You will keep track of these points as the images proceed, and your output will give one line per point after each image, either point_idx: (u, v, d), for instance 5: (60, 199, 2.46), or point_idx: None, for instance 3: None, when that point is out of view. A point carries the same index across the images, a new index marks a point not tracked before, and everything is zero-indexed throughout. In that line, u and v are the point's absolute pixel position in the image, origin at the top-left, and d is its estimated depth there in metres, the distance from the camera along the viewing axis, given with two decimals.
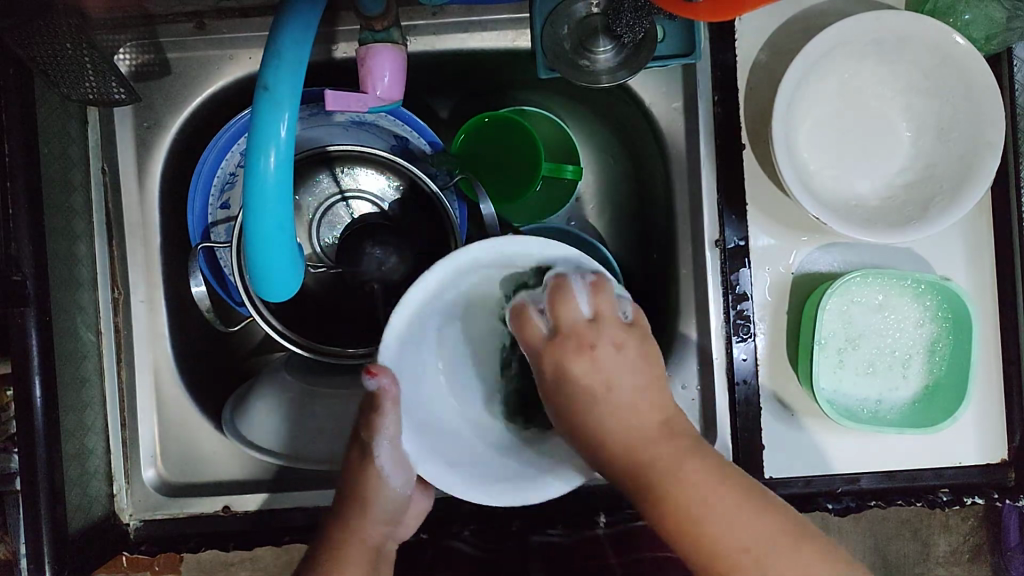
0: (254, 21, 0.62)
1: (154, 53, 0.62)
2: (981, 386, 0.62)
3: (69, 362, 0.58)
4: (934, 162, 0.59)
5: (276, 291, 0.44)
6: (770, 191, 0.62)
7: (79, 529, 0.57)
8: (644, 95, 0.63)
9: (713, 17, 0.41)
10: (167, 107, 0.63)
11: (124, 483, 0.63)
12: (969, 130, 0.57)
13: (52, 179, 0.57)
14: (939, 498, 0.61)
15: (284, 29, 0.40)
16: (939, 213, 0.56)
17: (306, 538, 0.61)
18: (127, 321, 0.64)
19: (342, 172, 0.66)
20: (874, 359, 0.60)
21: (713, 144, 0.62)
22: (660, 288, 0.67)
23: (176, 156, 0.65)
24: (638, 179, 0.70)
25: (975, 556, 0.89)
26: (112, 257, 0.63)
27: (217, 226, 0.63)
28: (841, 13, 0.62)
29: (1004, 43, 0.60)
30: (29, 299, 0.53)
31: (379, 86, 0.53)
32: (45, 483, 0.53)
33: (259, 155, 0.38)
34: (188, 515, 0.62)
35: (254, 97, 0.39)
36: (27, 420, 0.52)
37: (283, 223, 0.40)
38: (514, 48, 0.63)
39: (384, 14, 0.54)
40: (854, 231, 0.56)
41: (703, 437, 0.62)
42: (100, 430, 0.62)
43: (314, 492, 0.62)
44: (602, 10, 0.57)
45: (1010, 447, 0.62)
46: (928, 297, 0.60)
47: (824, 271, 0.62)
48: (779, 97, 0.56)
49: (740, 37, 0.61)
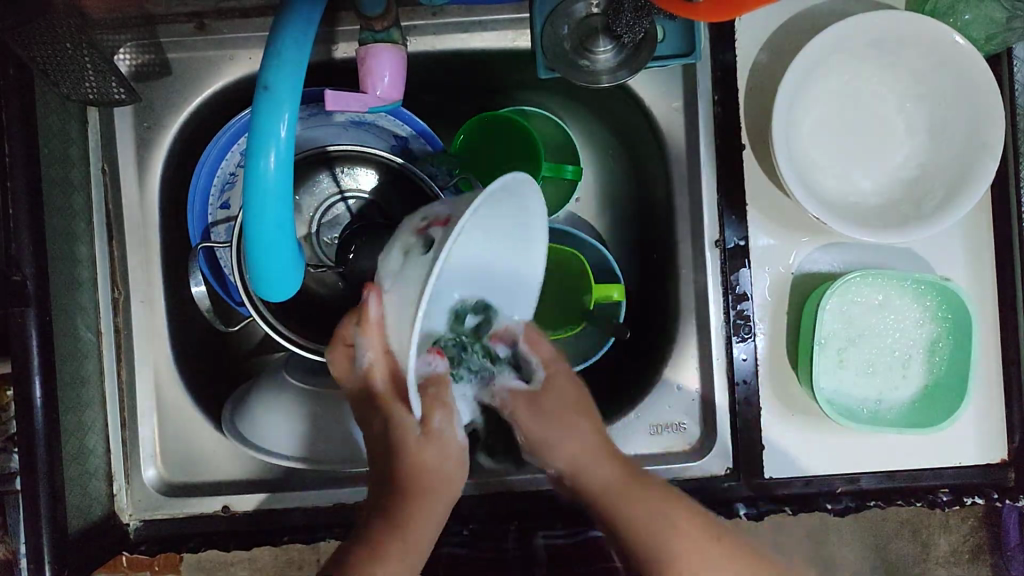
0: (254, 21, 0.62)
1: (154, 53, 0.62)
2: (981, 386, 0.62)
3: (69, 362, 0.58)
4: (934, 162, 0.59)
5: (277, 291, 0.44)
6: (771, 191, 0.62)
7: (79, 529, 0.57)
8: (644, 95, 0.63)
9: (712, 17, 0.41)
10: (167, 106, 0.63)
11: (124, 483, 0.63)
12: (972, 128, 0.57)
13: (53, 178, 0.57)
14: (939, 498, 0.61)
15: (284, 30, 0.40)
16: (942, 213, 0.56)
17: (306, 538, 0.61)
18: (127, 321, 0.64)
19: (342, 172, 0.66)
20: (873, 359, 0.60)
21: (713, 144, 0.62)
22: (659, 288, 0.67)
23: (177, 155, 0.65)
24: (638, 179, 0.69)
25: (975, 556, 0.89)
26: (112, 257, 0.63)
27: (217, 226, 0.63)
28: (841, 14, 0.62)
29: (1004, 43, 0.60)
30: (30, 298, 0.53)
31: (379, 85, 0.53)
32: (45, 482, 0.53)
33: (259, 154, 0.38)
34: (188, 515, 0.62)
35: (255, 97, 0.39)
36: (27, 420, 0.52)
37: (284, 223, 0.40)
38: (514, 49, 0.63)
39: (384, 14, 0.54)
40: (856, 231, 0.56)
41: (703, 437, 0.63)
42: (100, 430, 0.62)
43: (312, 492, 0.63)
44: (602, 10, 0.57)
45: (1010, 446, 0.62)
46: (928, 298, 0.60)
47: (824, 272, 0.62)
48: (779, 98, 0.56)
49: (740, 37, 0.61)
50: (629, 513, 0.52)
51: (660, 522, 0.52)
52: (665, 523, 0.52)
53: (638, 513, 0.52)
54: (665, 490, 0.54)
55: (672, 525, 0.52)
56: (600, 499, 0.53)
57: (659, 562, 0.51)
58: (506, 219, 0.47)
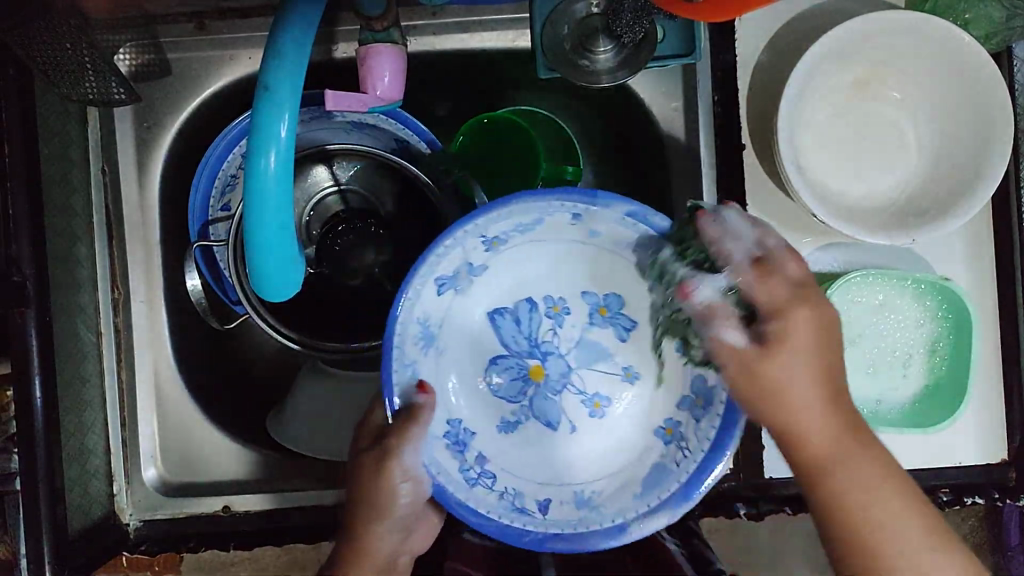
0: (255, 21, 0.62)
1: (155, 53, 0.62)
2: (981, 386, 0.62)
3: (69, 362, 0.58)
4: (941, 166, 0.59)
5: (276, 293, 0.44)
6: (771, 192, 0.62)
7: (79, 528, 0.57)
8: (644, 95, 0.64)
9: (711, 17, 0.41)
10: (167, 106, 0.63)
11: (125, 483, 0.63)
12: (979, 126, 0.57)
13: (53, 179, 0.57)
14: (939, 498, 0.61)
15: (285, 29, 0.40)
16: (959, 208, 0.56)
17: (305, 538, 0.61)
18: (127, 321, 0.64)
19: (337, 167, 0.66)
20: (873, 359, 0.60)
21: (712, 144, 0.62)
22: None
23: (177, 155, 0.65)
24: (638, 179, 0.69)
25: (976, 557, 0.89)
26: (112, 256, 0.63)
27: (216, 225, 0.63)
28: (840, 12, 0.61)
29: (1004, 42, 0.60)
30: (30, 299, 0.53)
31: (378, 85, 0.53)
32: (45, 482, 0.53)
33: (259, 155, 0.39)
34: (187, 514, 0.62)
35: (255, 98, 0.39)
36: (26, 420, 0.52)
37: (284, 223, 0.40)
38: (513, 48, 0.63)
39: (384, 14, 0.54)
40: (867, 235, 0.55)
41: None
42: (100, 430, 0.62)
43: (305, 492, 0.63)
44: (602, 10, 0.57)
45: (1010, 447, 0.62)
46: (928, 298, 0.60)
47: (824, 272, 0.62)
48: (788, 92, 0.55)
49: (740, 36, 0.61)
50: (862, 502, 0.45)
51: (850, 455, 0.45)
52: (863, 449, 0.45)
53: (856, 465, 0.45)
54: (853, 423, 0.45)
55: (891, 517, 0.45)
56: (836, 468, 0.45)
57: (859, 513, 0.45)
58: (906, 36, 0.57)
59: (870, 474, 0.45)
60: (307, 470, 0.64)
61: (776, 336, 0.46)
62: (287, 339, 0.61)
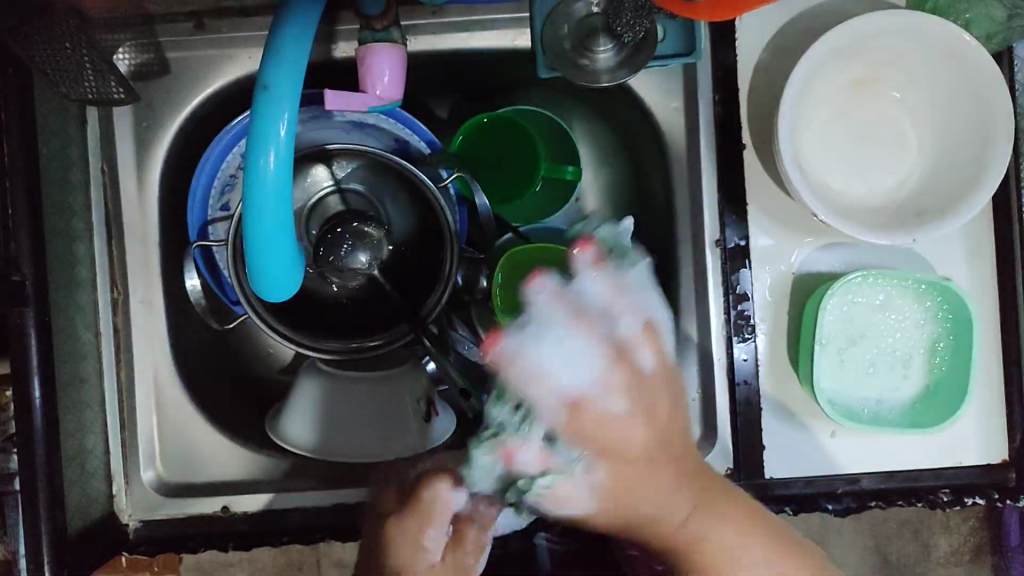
0: (254, 20, 0.62)
1: (154, 52, 0.62)
2: (982, 385, 0.62)
3: (68, 362, 0.58)
4: (941, 166, 0.58)
5: (277, 293, 0.43)
6: (772, 192, 0.62)
7: (79, 528, 0.57)
8: (644, 95, 0.63)
9: (713, 17, 0.41)
10: (166, 106, 0.63)
11: (124, 484, 0.63)
12: (980, 125, 0.57)
13: (52, 178, 0.56)
14: (939, 498, 0.61)
15: (285, 28, 0.40)
16: (960, 206, 0.56)
17: (306, 539, 0.62)
18: (126, 321, 0.64)
19: (337, 167, 0.66)
20: (874, 359, 0.60)
21: (713, 143, 0.62)
22: None
23: (176, 155, 0.64)
24: (637, 179, 0.69)
25: (975, 557, 0.89)
26: (111, 256, 0.63)
27: (215, 224, 0.63)
28: (841, 12, 0.61)
29: (1005, 41, 0.60)
30: (30, 299, 0.53)
31: (378, 85, 0.53)
32: (44, 482, 0.53)
33: (259, 154, 0.38)
34: (187, 514, 0.62)
35: (255, 97, 0.39)
36: (27, 420, 0.53)
37: (284, 222, 0.40)
38: (514, 48, 0.63)
39: (384, 13, 0.54)
40: (868, 234, 0.55)
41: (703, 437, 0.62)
42: (100, 430, 0.62)
43: (303, 492, 0.63)
44: (602, 9, 0.57)
45: (1010, 447, 0.62)
46: (929, 298, 0.60)
47: (825, 272, 0.62)
48: (788, 92, 0.55)
49: (741, 36, 0.61)
50: (717, 546, 0.49)
51: (675, 511, 0.48)
52: (689, 467, 0.49)
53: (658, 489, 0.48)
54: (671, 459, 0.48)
55: (723, 525, 0.50)
56: (683, 533, 0.49)
57: (698, 548, 0.49)
58: (912, 40, 0.57)
59: (652, 475, 0.47)
60: (308, 471, 0.64)
61: (592, 419, 0.47)
62: (295, 345, 0.61)
